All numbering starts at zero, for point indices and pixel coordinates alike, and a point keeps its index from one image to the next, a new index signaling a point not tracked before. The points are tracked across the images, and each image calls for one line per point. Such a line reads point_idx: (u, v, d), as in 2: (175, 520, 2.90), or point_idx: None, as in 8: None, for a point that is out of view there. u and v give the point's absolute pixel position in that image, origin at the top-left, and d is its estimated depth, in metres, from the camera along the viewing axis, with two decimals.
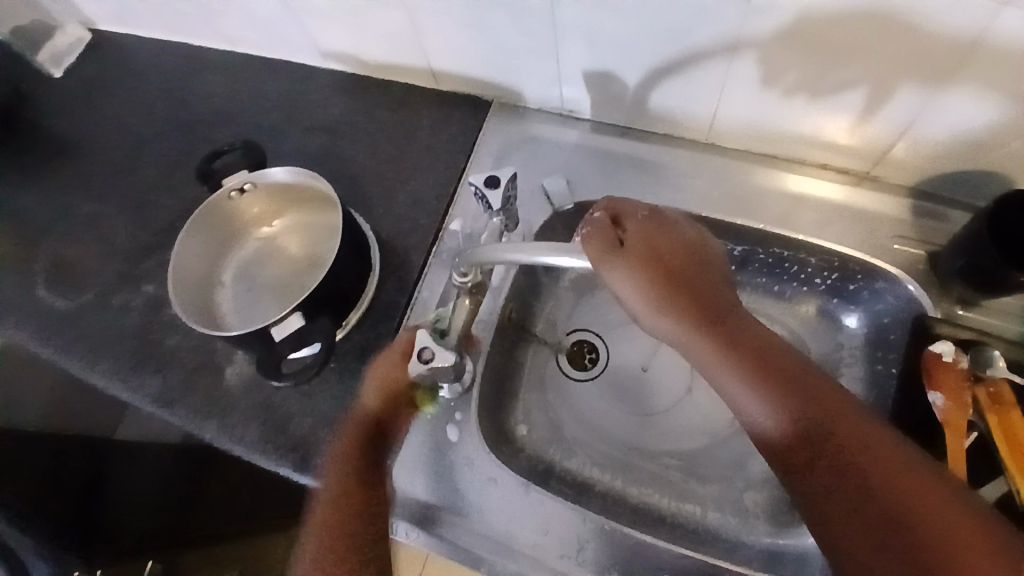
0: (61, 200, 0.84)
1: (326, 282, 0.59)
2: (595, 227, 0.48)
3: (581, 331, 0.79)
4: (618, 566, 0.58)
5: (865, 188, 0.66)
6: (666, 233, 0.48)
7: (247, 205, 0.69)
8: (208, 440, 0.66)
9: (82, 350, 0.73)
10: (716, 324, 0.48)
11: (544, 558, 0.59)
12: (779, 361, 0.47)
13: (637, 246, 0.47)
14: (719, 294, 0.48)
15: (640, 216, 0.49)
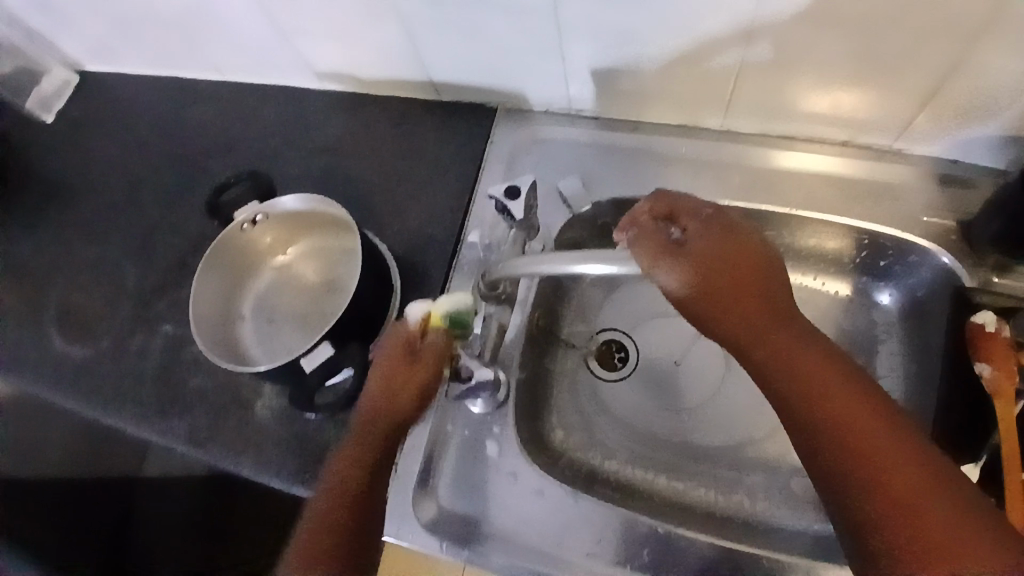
0: (65, 247, 0.83)
1: (352, 308, 0.58)
2: (645, 230, 0.49)
3: (610, 331, 0.78)
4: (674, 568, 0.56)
5: (887, 161, 0.65)
6: (722, 233, 0.48)
7: (260, 236, 0.68)
8: (244, 477, 0.65)
9: (105, 397, 0.72)
10: (770, 331, 0.47)
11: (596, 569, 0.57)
12: (824, 367, 0.46)
13: (690, 246, 0.48)
14: (776, 298, 0.48)
15: (700, 215, 0.49)
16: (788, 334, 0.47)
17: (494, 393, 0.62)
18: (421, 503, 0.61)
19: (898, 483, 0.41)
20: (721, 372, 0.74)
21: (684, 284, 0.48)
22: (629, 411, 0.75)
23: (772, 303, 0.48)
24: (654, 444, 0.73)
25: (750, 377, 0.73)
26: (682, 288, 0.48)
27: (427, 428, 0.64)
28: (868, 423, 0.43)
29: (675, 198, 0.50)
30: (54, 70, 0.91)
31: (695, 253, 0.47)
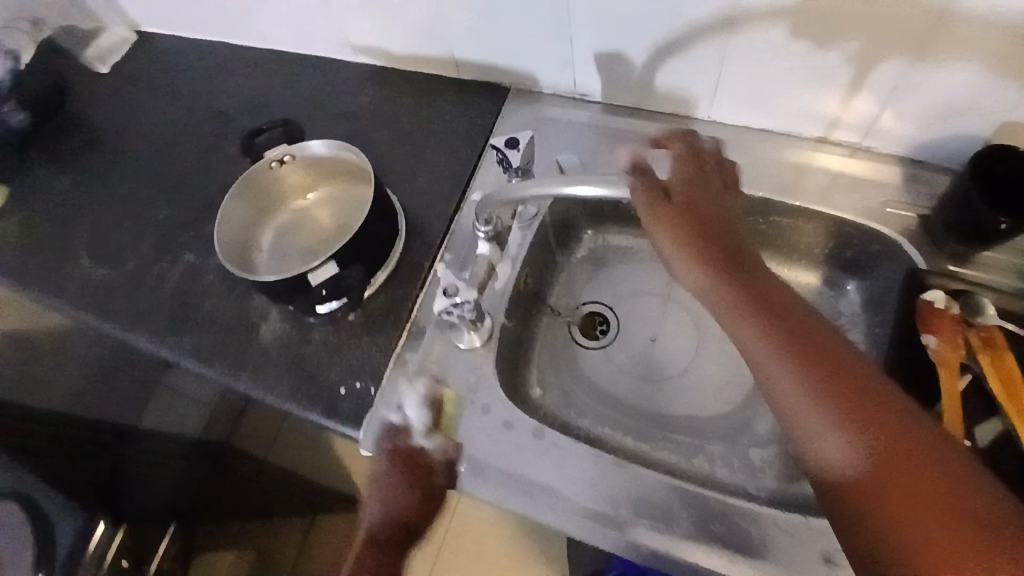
0: (101, 181, 0.90)
1: (360, 235, 0.64)
2: (644, 180, 0.58)
3: (594, 303, 0.84)
4: (628, 498, 0.61)
5: (857, 159, 0.72)
6: (696, 171, 0.59)
7: (285, 177, 0.74)
8: (242, 391, 0.70)
9: (124, 314, 0.78)
10: (750, 284, 0.51)
11: (556, 491, 0.62)
12: (814, 331, 0.47)
13: (670, 179, 0.58)
14: (751, 258, 0.54)
15: (686, 175, 0.59)
16: (769, 293, 0.51)
17: (476, 326, 0.68)
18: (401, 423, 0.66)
19: (883, 443, 0.41)
20: (695, 348, 0.80)
21: (663, 212, 0.56)
22: (603, 376, 0.80)
23: (749, 260, 0.54)
24: (625, 408, 0.78)
25: (721, 355, 0.79)
26: (663, 217, 0.56)
27: (413, 357, 0.69)
28: (854, 387, 0.43)
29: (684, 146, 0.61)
30: (115, 30, 1.01)
31: (680, 203, 0.56)
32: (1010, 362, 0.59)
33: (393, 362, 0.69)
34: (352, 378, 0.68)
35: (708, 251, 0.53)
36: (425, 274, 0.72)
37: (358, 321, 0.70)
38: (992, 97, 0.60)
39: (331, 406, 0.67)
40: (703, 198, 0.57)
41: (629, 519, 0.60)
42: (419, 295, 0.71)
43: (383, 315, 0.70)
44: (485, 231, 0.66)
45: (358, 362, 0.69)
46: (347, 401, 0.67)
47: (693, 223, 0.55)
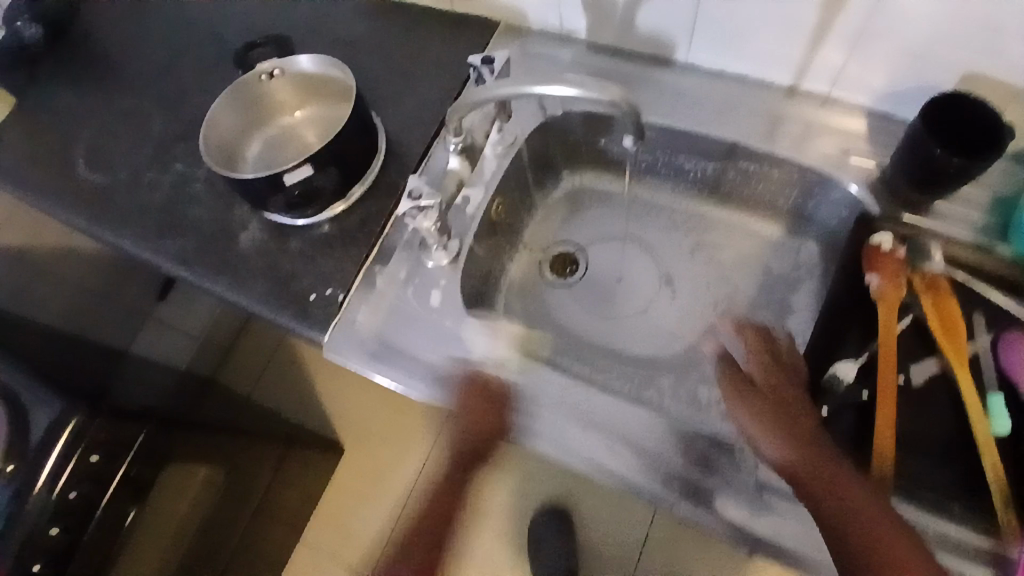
0: (101, 94, 0.92)
1: (337, 143, 0.66)
2: (730, 372, 0.63)
3: (565, 243, 0.86)
4: (570, 406, 0.65)
5: (826, 109, 0.74)
6: (771, 360, 0.63)
7: (275, 91, 0.77)
8: (219, 293, 0.74)
9: (114, 218, 0.81)
10: (816, 456, 0.56)
11: (505, 398, 0.66)
12: (847, 489, 0.54)
13: (749, 366, 0.63)
14: (820, 442, 0.57)
15: (763, 342, 0.64)
16: (817, 436, 0.57)
17: (442, 242, 0.70)
18: (365, 328, 0.69)
19: None
20: (657, 290, 0.82)
21: (762, 421, 0.58)
22: (567, 312, 0.83)
23: (806, 420, 0.58)
24: (584, 342, 0.80)
25: (684, 298, 0.81)
26: (754, 420, 0.59)
27: (382, 267, 0.72)
28: (895, 554, 0.51)
29: (752, 326, 0.67)
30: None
31: (766, 388, 0.61)
32: (948, 304, 0.64)
33: (362, 273, 0.72)
34: (322, 286, 0.71)
35: (782, 434, 0.57)
36: (400, 192, 0.74)
37: (332, 233, 0.73)
38: (948, 44, 0.62)
39: (301, 310, 0.70)
40: (767, 361, 0.63)
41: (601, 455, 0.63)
42: (392, 212, 0.74)
43: (357, 228, 0.73)
44: (456, 144, 0.67)
45: (329, 271, 0.72)
46: (316, 306, 0.70)
47: (776, 420, 0.58)
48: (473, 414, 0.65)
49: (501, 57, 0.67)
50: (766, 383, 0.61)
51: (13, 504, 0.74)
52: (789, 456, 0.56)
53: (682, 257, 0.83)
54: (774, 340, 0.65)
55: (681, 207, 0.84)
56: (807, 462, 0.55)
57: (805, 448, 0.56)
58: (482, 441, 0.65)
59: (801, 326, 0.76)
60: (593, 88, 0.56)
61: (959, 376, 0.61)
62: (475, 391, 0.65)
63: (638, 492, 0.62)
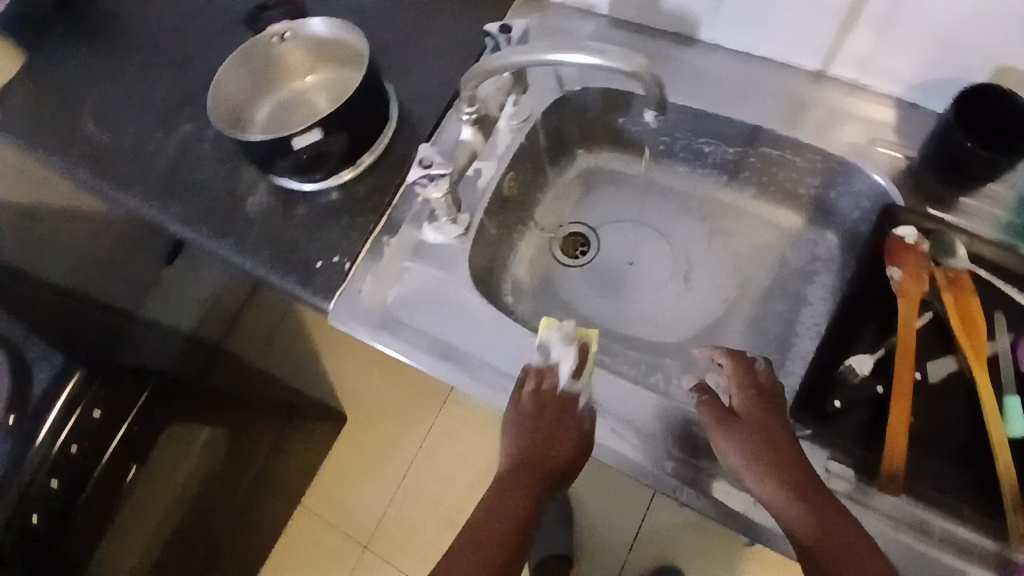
0: (113, 53, 0.91)
1: (348, 108, 0.65)
2: (711, 403, 0.56)
3: (576, 224, 0.85)
4: (571, 387, 0.64)
5: (853, 96, 0.71)
6: (754, 389, 0.56)
7: (286, 54, 0.76)
8: (224, 257, 0.73)
9: (122, 178, 0.80)
10: (795, 489, 0.50)
11: (505, 374, 0.65)
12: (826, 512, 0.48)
13: (737, 406, 0.55)
14: (803, 475, 0.51)
15: (751, 375, 0.57)
16: (793, 467, 0.51)
17: (453, 216, 0.69)
18: (369, 299, 0.68)
19: None
20: (669, 276, 0.80)
21: (748, 452, 0.53)
22: (575, 294, 0.81)
23: (795, 456, 0.52)
24: (591, 326, 0.79)
25: (695, 287, 0.79)
26: (739, 454, 0.53)
27: (390, 237, 0.71)
28: None
29: (739, 359, 0.58)
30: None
31: (751, 421, 0.54)
32: (968, 302, 0.62)
33: (368, 244, 0.70)
34: (327, 254, 0.70)
35: (772, 467, 0.51)
36: (411, 162, 0.73)
37: (340, 201, 0.72)
38: (984, 30, 0.59)
39: (305, 278, 0.69)
40: (755, 401, 0.55)
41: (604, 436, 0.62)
42: (401, 182, 0.72)
43: (364, 198, 0.72)
44: (468, 113, 0.64)
45: (335, 239, 0.71)
46: (321, 275, 0.69)
47: (764, 451, 0.52)
48: (537, 408, 0.55)
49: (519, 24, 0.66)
50: (752, 417, 0.54)
51: (15, 450, 0.74)
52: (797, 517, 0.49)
53: (696, 244, 0.81)
54: (756, 375, 0.57)
55: (697, 193, 0.82)
56: (811, 524, 0.48)
57: (808, 500, 0.49)
58: (532, 465, 0.52)
59: (814, 318, 0.74)
60: (613, 57, 0.54)
61: (976, 377, 0.59)
62: (535, 394, 0.56)
63: (642, 478, 0.61)
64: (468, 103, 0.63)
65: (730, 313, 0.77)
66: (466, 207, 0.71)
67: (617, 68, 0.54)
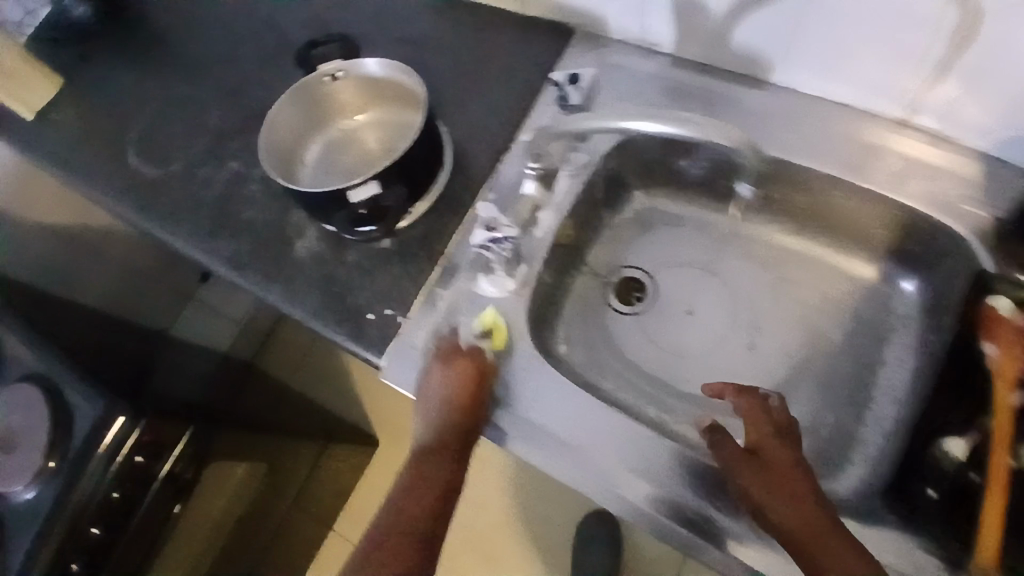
0: (156, 80, 0.89)
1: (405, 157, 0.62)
2: (722, 440, 0.56)
3: (633, 268, 0.81)
4: (638, 462, 0.59)
5: (936, 147, 0.67)
6: (767, 423, 0.55)
7: (337, 93, 0.73)
8: (271, 303, 0.70)
9: (168, 215, 0.78)
10: (807, 524, 0.49)
11: (567, 444, 0.61)
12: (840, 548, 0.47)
13: (748, 442, 0.54)
14: (816, 509, 0.49)
15: (763, 411, 0.55)
16: (808, 501, 0.50)
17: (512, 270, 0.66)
18: (424, 354, 0.64)
19: None
20: (730, 328, 0.76)
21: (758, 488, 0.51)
22: (630, 343, 0.78)
23: (809, 490, 0.51)
24: (648, 379, 0.76)
25: (760, 340, 0.75)
26: (755, 491, 0.52)
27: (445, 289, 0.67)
28: None
29: (743, 392, 0.57)
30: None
31: (764, 459, 0.53)
32: None
33: (422, 294, 0.67)
34: (379, 304, 0.67)
35: (783, 502, 0.50)
36: (464, 208, 0.70)
37: (393, 248, 0.69)
38: None
39: (356, 329, 0.66)
40: (771, 434, 0.54)
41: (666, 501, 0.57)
42: (456, 230, 0.69)
43: (418, 246, 0.69)
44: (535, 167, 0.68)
45: (387, 288, 0.68)
46: (372, 326, 0.66)
47: (772, 485, 0.51)
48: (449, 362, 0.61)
49: (587, 74, 0.72)
50: (766, 453, 0.53)
51: (62, 489, 0.74)
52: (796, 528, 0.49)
53: (760, 293, 0.77)
54: (769, 409, 0.55)
55: (762, 240, 0.78)
56: (809, 535, 0.48)
57: (808, 515, 0.49)
58: (462, 427, 0.58)
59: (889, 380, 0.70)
60: (712, 129, 0.55)
61: None
62: (445, 353, 0.62)
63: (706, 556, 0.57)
64: (535, 158, 0.68)
65: (797, 370, 0.73)
66: (524, 258, 0.69)
67: (716, 138, 0.55)
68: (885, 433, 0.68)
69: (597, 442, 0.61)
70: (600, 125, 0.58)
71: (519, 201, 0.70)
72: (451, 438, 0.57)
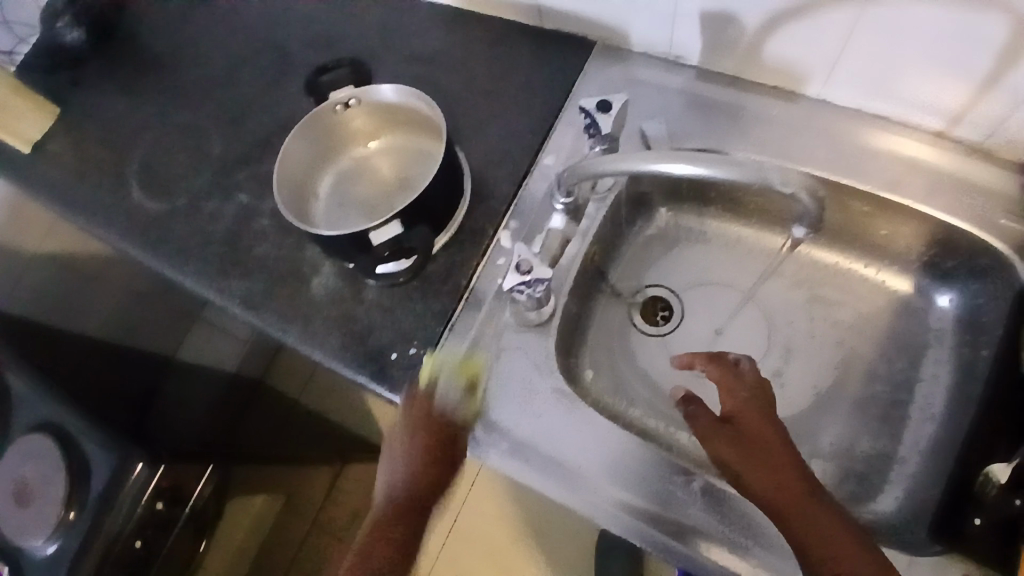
0: (154, 108, 0.85)
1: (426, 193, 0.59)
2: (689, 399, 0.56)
3: (656, 288, 0.79)
4: (663, 501, 0.59)
5: (976, 160, 0.64)
6: (749, 393, 0.53)
7: (349, 121, 0.70)
8: (288, 344, 0.68)
9: (175, 251, 0.75)
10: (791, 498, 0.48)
11: (593, 481, 0.60)
12: (818, 520, 0.46)
13: (728, 415, 0.53)
14: (798, 480, 0.49)
15: (742, 382, 0.54)
16: (790, 474, 0.49)
17: (538, 306, 0.63)
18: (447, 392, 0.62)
19: None
20: (762, 348, 0.74)
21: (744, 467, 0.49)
22: (657, 367, 0.75)
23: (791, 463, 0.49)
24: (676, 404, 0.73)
25: (792, 359, 0.73)
26: (742, 469, 0.49)
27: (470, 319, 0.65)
28: None
29: (719, 364, 0.55)
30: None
31: (741, 430, 0.51)
32: None
33: (446, 329, 0.65)
34: (402, 343, 0.65)
35: (763, 477, 0.49)
36: (487, 239, 0.67)
37: (414, 284, 0.66)
38: None
39: (378, 371, 0.64)
40: (748, 402, 0.53)
41: (694, 539, 0.58)
42: (479, 263, 0.67)
43: (440, 281, 0.66)
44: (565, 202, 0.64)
45: (409, 326, 0.65)
46: (396, 366, 0.64)
47: (755, 463, 0.49)
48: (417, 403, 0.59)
49: (619, 101, 0.61)
50: (743, 422, 0.52)
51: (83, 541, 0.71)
52: (785, 513, 0.47)
53: (791, 311, 0.75)
54: (740, 373, 0.54)
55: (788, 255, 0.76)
56: (801, 522, 0.47)
57: (796, 498, 0.47)
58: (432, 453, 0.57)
59: (930, 400, 0.68)
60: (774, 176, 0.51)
61: None
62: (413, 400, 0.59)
63: None
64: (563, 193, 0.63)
65: (833, 391, 0.71)
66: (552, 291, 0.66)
67: (774, 186, 0.51)
68: (925, 453, 0.66)
69: (631, 479, 0.60)
70: (635, 169, 0.53)
71: (549, 234, 0.66)
72: (427, 442, 0.57)
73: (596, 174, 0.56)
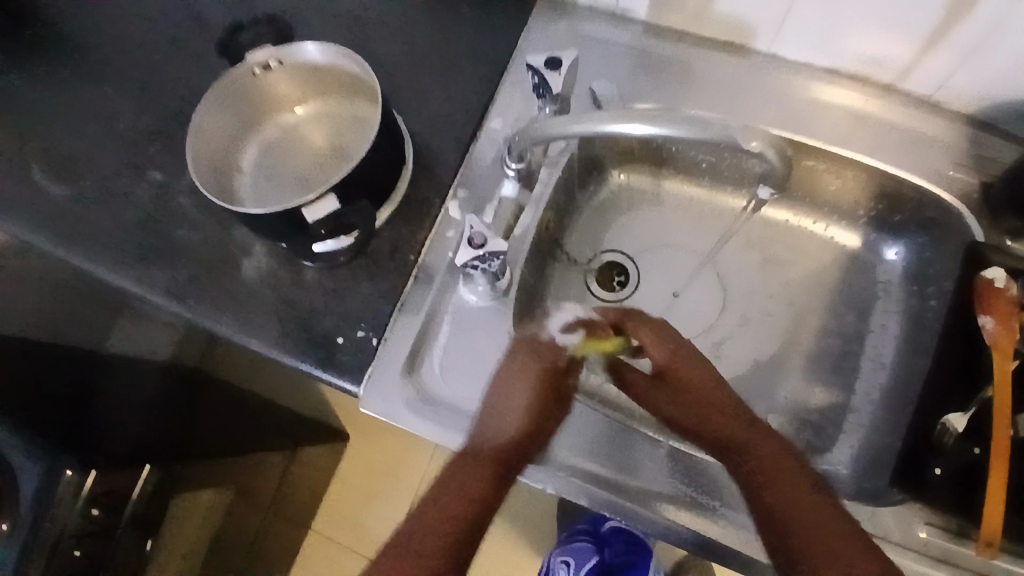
0: (48, 77, 0.75)
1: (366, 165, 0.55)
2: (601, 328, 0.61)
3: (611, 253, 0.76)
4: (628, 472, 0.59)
5: (925, 112, 0.64)
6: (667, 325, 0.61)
7: (271, 86, 0.64)
8: (223, 335, 0.62)
9: (84, 236, 0.68)
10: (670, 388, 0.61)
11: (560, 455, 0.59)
12: (718, 399, 0.59)
13: (658, 344, 0.60)
14: (709, 385, 0.59)
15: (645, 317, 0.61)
16: (702, 378, 0.59)
17: (495, 279, 0.60)
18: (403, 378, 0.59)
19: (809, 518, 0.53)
20: (718, 311, 0.73)
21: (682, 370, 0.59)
22: None
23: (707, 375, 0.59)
24: None
25: (747, 319, 0.73)
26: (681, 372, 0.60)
27: (423, 298, 0.61)
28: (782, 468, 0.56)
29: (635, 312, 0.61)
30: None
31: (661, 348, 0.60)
32: None
33: (397, 311, 0.61)
34: (349, 327, 0.60)
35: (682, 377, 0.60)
36: (434, 212, 0.63)
37: (358, 262, 0.62)
38: None
39: (326, 357, 0.59)
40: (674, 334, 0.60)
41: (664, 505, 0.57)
42: (427, 236, 0.63)
43: (387, 258, 0.62)
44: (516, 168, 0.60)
45: (357, 309, 0.61)
46: (344, 352, 0.59)
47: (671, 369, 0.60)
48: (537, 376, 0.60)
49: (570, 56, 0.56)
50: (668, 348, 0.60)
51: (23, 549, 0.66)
52: (676, 413, 0.61)
53: (746, 271, 0.74)
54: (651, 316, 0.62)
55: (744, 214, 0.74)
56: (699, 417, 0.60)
57: (726, 398, 0.59)
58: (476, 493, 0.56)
59: (880, 352, 0.70)
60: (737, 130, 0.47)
61: None
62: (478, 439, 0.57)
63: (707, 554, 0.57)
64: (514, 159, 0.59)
65: (788, 349, 0.72)
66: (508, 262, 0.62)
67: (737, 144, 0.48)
68: (875, 404, 0.68)
69: (595, 449, 0.60)
70: (589, 132, 0.49)
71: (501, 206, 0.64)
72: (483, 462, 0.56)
73: (550, 136, 0.52)
